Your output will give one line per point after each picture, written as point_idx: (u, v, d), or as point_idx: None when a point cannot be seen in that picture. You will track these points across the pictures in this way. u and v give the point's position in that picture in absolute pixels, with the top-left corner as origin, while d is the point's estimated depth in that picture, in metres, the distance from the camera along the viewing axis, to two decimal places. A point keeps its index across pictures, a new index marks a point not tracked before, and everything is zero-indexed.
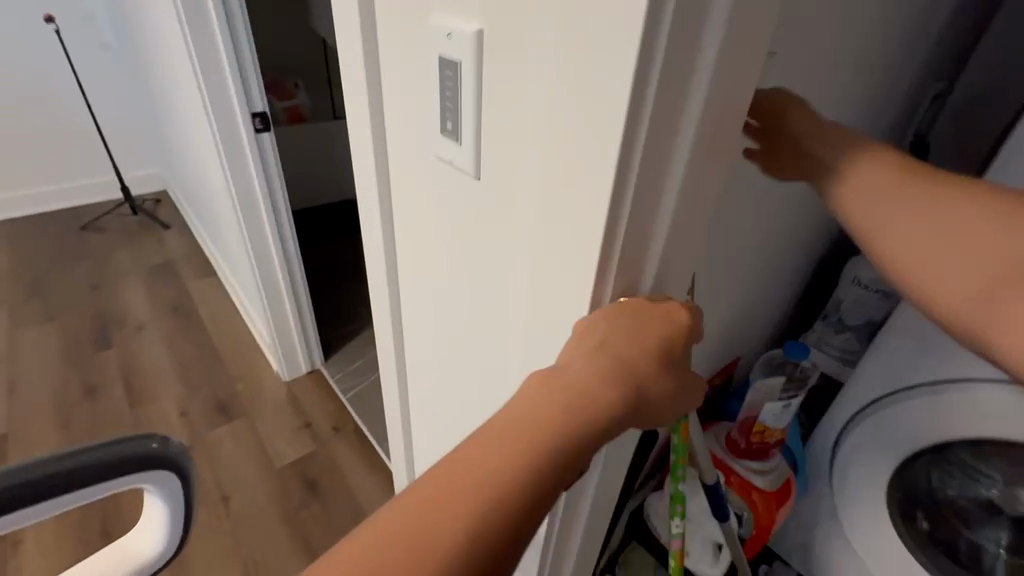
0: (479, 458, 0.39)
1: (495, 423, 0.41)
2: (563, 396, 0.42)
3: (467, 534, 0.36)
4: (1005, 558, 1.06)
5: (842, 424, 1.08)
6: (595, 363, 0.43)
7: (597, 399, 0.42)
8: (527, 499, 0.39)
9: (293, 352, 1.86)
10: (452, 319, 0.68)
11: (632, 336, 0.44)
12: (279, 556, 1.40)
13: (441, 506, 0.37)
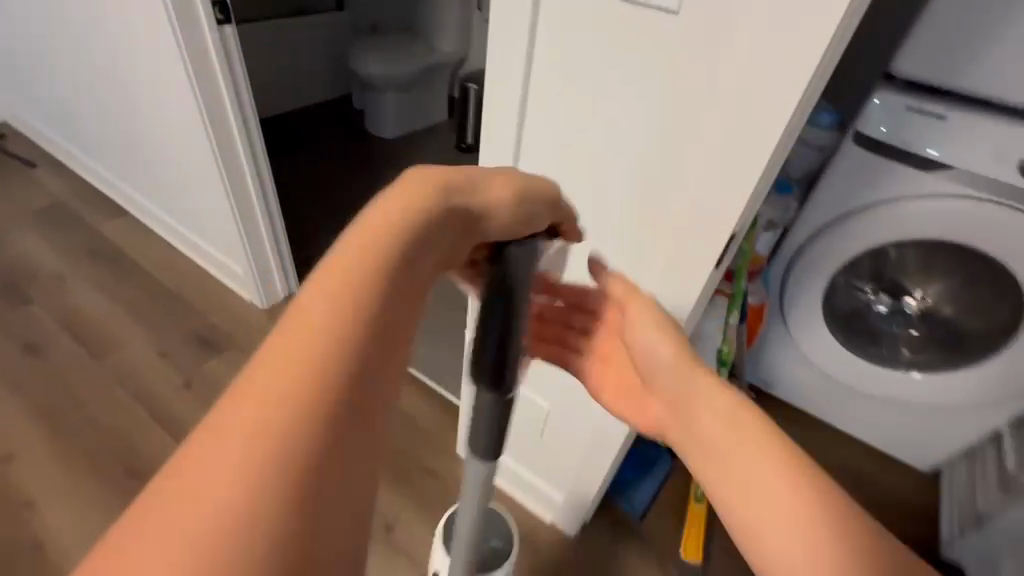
0: (258, 384, 0.31)
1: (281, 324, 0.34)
2: (327, 282, 0.35)
3: (244, 471, 0.28)
4: (901, 334, 1.51)
5: (794, 252, 1.42)
6: (366, 236, 0.38)
7: (399, 259, 0.38)
8: (306, 405, 0.30)
9: (269, 277, 1.78)
10: (598, 159, 0.83)
11: (393, 219, 0.40)
12: None
13: (207, 458, 0.28)
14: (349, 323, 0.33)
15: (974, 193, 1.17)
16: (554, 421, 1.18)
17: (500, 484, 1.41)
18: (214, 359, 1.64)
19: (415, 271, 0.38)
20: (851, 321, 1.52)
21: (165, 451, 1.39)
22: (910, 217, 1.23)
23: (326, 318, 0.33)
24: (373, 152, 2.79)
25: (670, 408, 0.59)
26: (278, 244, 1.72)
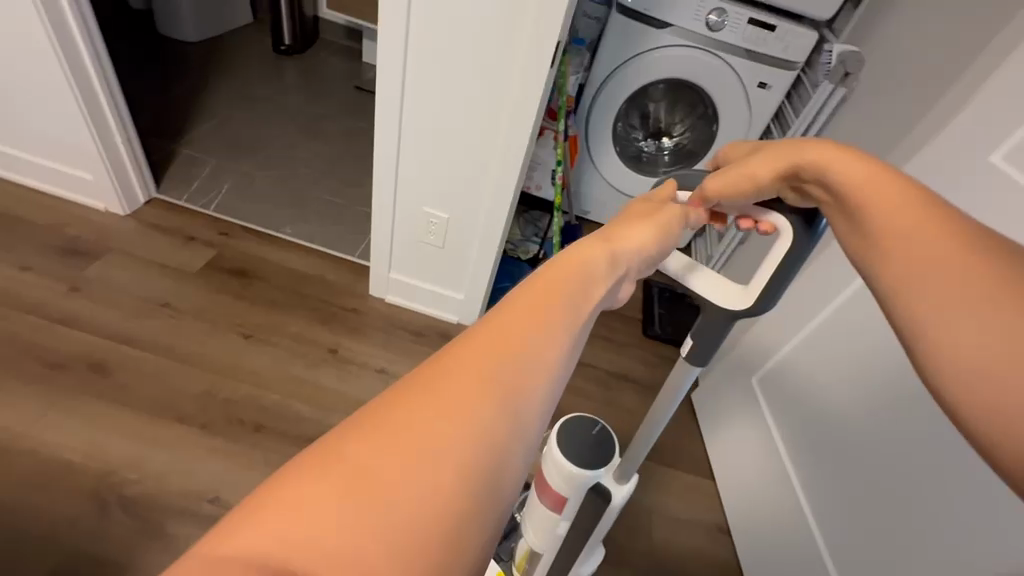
0: (490, 349, 0.43)
1: (518, 298, 0.47)
2: (558, 291, 0.49)
3: (466, 437, 0.38)
4: (665, 153, 2.18)
5: (591, 98, 1.97)
6: (578, 260, 0.53)
7: (574, 292, 0.50)
8: (514, 405, 0.41)
9: (126, 177, 1.73)
10: (463, 13, 1.16)
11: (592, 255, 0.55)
12: (256, 315, 1.63)
13: (450, 394, 0.40)
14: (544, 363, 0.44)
15: (688, 43, 1.82)
16: (451, 230, 1.55)
17: (403, 305, 1.77)
18: (94, 264, 1.61)
19: (577, 308, 0.49)
20: (632, 154, 2.16)
21: (86, 343, 1.43)
22: (657, 65, 1.86)
23: (518, 333, 0.44)
24: (179, 58, 2.57)
25: (866, 201, 0.55)
26: (135, 139, 1.68)
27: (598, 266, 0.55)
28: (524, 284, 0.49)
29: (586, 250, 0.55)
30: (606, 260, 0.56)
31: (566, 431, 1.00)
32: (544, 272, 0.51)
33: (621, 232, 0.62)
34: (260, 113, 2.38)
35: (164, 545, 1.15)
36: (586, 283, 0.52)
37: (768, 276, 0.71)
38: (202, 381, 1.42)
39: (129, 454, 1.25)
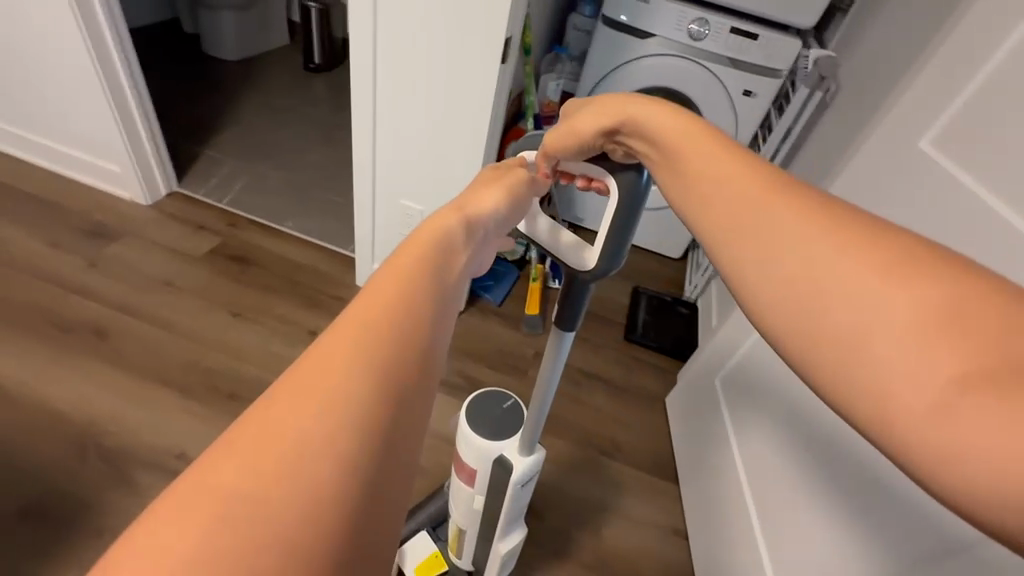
0: (354, 330, 0.40)
1: (379, 275, 0.45)
2: (420, 261, 0.47)
3: (338, 424, 0.36)
4: None
5: None
6: (447, 230, 0.52)
7: (439, 261, 0.49)
8: (394, 381, 0.39)
9: (149, 171, 1.93)
10: (424, 16, 1.27)
11: (453, 217, 0.55)
12: (248, 296, 1.75)
13: (315, 385, 0.37)
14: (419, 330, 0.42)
15: (670, 53, 1.86)
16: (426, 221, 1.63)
17: None
18: (113, 244, 1.80)
19: (444, 278, 0.48)
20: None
21: (94, 311, 1.59)
22: (642, 73, 1.91)
23: (385, 309, 0.41)
24: (217, 74, 2.84)
25: (719, 190, 0.47)
26: (159, 137, 1.89)
27: (464, 236, 0.54)
28: (383, 263, 0.46)
29: (445, 215, 0.55)
30: (465, 228, 0.55)
31: (478, 403, 1.06)
32: (406, 241, 0.49)
33: (479, 199, 0.61)
34: (282, 120, 2.58)
35: (130, 492, 1.25)
36: (451, 247, 0.52)
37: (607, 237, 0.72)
38: (189, 351, 1.55)
39: (113, 409, 1.38)
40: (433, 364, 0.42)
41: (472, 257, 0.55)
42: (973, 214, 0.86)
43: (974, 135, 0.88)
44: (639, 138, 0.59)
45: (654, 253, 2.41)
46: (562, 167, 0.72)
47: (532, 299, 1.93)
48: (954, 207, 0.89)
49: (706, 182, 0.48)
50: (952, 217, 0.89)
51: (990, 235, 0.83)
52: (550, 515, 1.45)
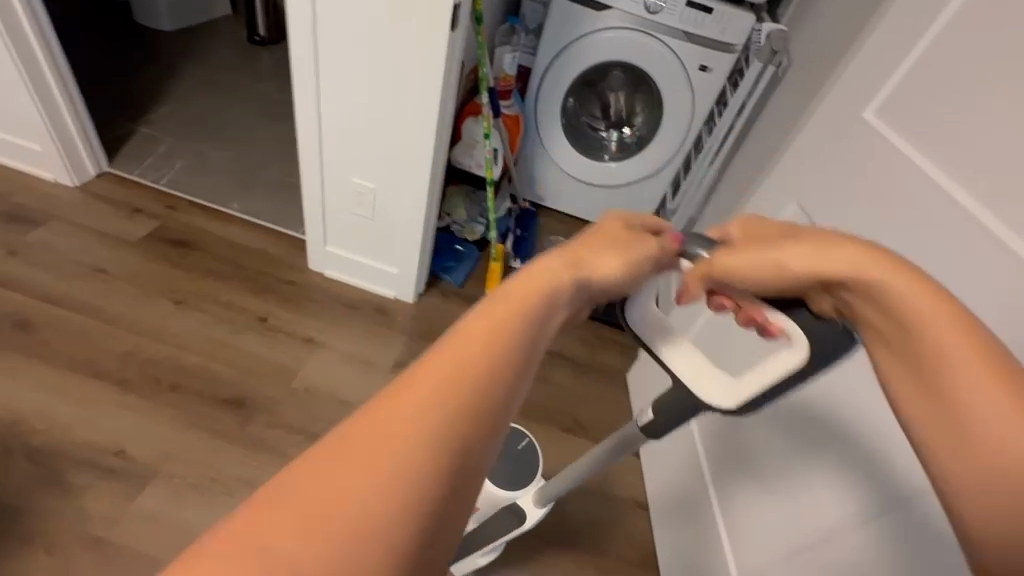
0: (429, 386, 0.37)
1: (469, 322, 0.41)
2: (517, 316, 0.42)
3: (394, 488, 0.34)
4: (614, 136, 2.24)
5: (536, 82, 2.02)
6: (553, 275, 0.46)
7: (538, 318, 0.43)
8: (452, 447, 0.36)
9: (74, 149, 1.78)
10: None
11: (567, 262, 0.48)
12: (190, 282, 1.65)
13: (383, 437, 0.35)
14: (492, 397, 0.39)
15: (626, 26, 1.84)
16: (379, 200, 1.57)
17: (342, 279, 1.79)
18: (35, 230, 1.66)
19: (536, 340, 0.43)
20: (591, 137, 2.24)
21: (17, 301, 1.47)
22: (599, 47, 1.88)
23: (466, 370, 0.38)
24: (150, 45, 2.64)
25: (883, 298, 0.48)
26: (84, 113, 1.74)
27: (567, 292, 0.46)
28: (478, 310, 0.42)
29: (556, 260, 0.48)
30: (572, 284, 0.47)
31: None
32: (508, 288, 0.44)
33: (594, 249, 0.51)
34: (225, 96, 2.42)
35: (64, 493, 1.17)
36: (554, 298, 0.45)
37: (751, 390, 0.58)
38: (127, 343, 1.45)
39: (43, 407, 1.28)
40: (498, 438, 0.39)
41: (577, 307, 0.49)
42: (915, 182, 0.88)
43: (914, 105, 0.90)
44: (867, 302, 0.49)
45: None
46: (724, 292, 0.57)
47: (493, 279, 1.89)
48: (897, 177, 0.91)
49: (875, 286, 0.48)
50: (893, 187, 0.91)
51: (929, 202, 0.85)
52: None
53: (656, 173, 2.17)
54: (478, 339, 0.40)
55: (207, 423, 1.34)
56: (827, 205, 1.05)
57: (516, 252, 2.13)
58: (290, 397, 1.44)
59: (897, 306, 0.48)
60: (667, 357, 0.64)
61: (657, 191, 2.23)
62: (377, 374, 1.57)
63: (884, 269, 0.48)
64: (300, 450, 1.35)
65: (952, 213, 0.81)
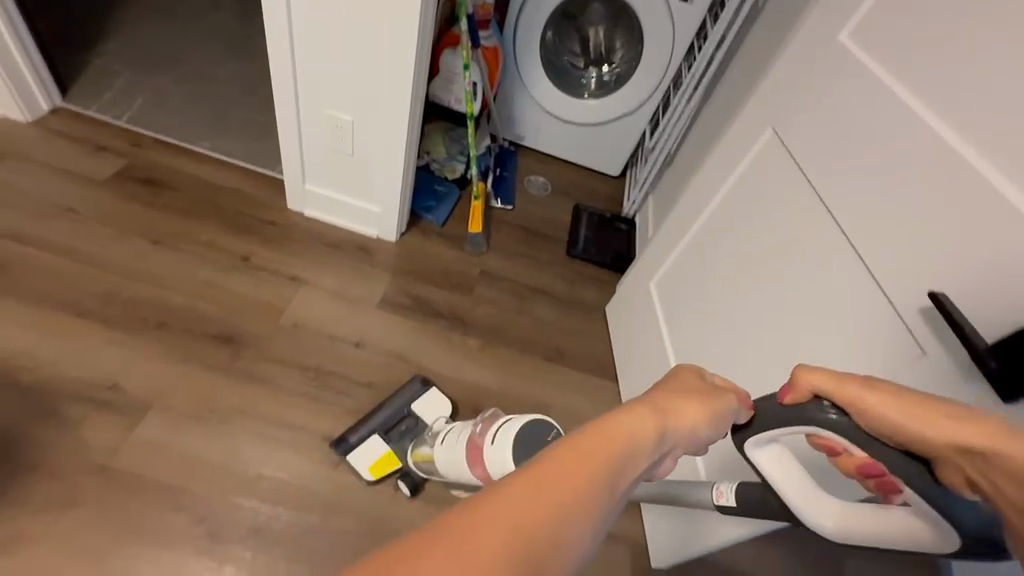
0: (529, 494, 0.45)
1: (569, 447, 0.49)
2: (605, 457, 0.50)
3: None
4: (594, 74, 2.21)
5: (517, 12, 1.96)
6: (639, 430, 0.54)
7: (620, 467, 0.51)
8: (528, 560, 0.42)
9: (23, 81, 1.67)
10: None
11: (649, 416, 0.56)
12: (166, 222, 1.62)
13: (487, 528, 0.42)
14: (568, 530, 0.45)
15: None
16: (359, 136, 1.54)
17: (322, 219, 1.77)
18: None
19: (613, 487, 0.49)
20: (571, 73, 2.21)
21: None
22: None
23: (560, 490, 0.46)
24: None
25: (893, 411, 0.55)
26: (32, 40, 1.62)
27: (648, 442, 0.54)
28: (576, 438, 0.51)
29: (642, 414, 0.56)
30: (655, 435, 0.55)
31: (521, 430, 0.96)
32: (603, 426, 0.52)
33: (680, 401, 0.61)
34: (182, 27, 2.26)
35: (58, 424, 1.18)
36: (633, 452, 0.52)
37: (875, 536, 0.60)
38: (106, 283, 1.43)
39: (26, 346, 1.28)
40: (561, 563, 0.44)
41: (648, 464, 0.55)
42: (883, 102, 0.92)
43: (888, 26, 0.93)
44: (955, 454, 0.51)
45: (595, 171, 2.42)
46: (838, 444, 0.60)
47: (474, 217, 1.90)
48: (869, 97, 0.95)
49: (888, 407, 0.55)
50: (864, 111, 0.95)
51: (895, 121, 0.89)
52: None
53: (634, 111, 2.17)
54: (574, 465, 0.48)
55: (196, 358, 1.36)
56: (801, 130, 1.09)
57: (496, 191, 2.14)
58: (278, 332, 1.47)
59: (909, 417, 0.54)
60: (778, 478, 0.69)
61: (635, 130, 2.24)
62: (363, 310, 1.60)
63: (899, 396, 0.55)
64: (292, 381, 1.38)
65: (914, 128, 0.86)
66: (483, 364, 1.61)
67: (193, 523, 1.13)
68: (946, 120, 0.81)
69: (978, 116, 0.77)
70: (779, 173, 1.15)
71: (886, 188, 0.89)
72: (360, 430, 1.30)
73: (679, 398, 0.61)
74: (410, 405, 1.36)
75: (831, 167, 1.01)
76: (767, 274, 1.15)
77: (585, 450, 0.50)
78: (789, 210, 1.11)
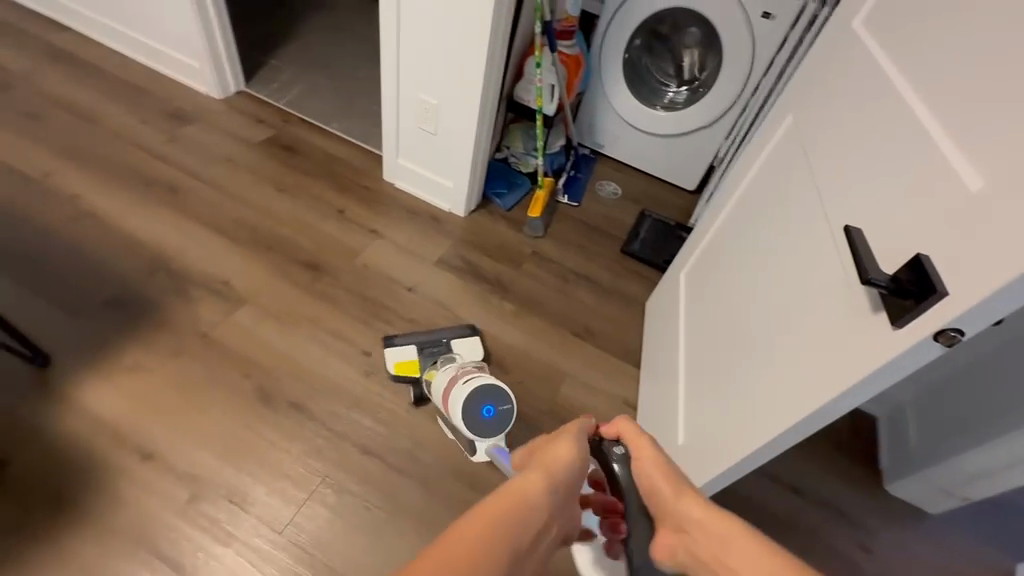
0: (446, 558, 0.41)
1: (476, 510, 0.47)
2: (512, 514, 0.48)
3: None
4: (677, 92, 2.32)
5: (603, 30, 2.17)
6: (539, 484, 0.54)
7: (532, 516, 0.50)
8: None
9: (221, 68, 2.25)
10: None
11: (542, 472, 0.56)
12: (292, 177, 2.06)
13: None
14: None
15: None
16: (443, 119, 1.84)
17: (407, 191, 2.10)
18: (189, 126, 2.15)
19: (529, 536, 0.48)
20: (654, 86, 2.34)
21: (171, 173, 1.94)
22: None
23: (474, 549, 0.43)
24: None
25: (647, 470, 0.70)
26: (233, 45, 2.21)
27: (548, 499, 0.53)
28: (484, 502, 0.48)
29: (534, 471, 0.56)
30: (547, 485, 0.54)
31: (491, 386, 1.26)
32: (502, 491, 0.51)
33: (552, 449, 0.62)
34: (339, 40, 2.83)
35: (186, 299, 1.58)
36: (537, 503, 0.51)
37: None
38: (240, 213, 1.87)
39: (179, 245, 1.72)
40: None
41: (558, 515, 0.54)
42: (872, 77, 0.94)
43: (890, 8, 0.95)
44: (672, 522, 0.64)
45: (668, 184, 2.49)
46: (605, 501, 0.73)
47: (536, 204, 2.09)
48: (864, 77, 0.97)
49: (652, 472, 0.69)
50: (859, 86, 0.97)
51: (878, 94, 0.91)
52: (516, 372, 1.65)
53: (710, 125, 2.23)
54: (484, 523, 0.45)
55: (286, 275, 1.72)
56: (809, 117, 1.12)
57: (565, 189, 2.30)
58: (350, 268, 1.78)
59: (654, 482, 0.68)
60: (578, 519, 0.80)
61: (711, 143, 2.28)
62: (423, 264, 1.87)
63: (654, 463, 0.70)
64: (351, 306, 1.68)
65: (890, 97, 0.87)
66: (514, 327, 1.77)
67: (254, 388, 1.43)
68: (912, 84, 0.83)
69: (935, 77, 0.79)
70: (790, 158, 1.17)
71: (861, 157, 0.91)
72: (406, 338, 1.55)
73: (551, 448, 0.63)
74: (450, 339, 1.58)
75: (824, 144, 1.03)
76: (763, 253, 1.18)
77: (484, 514, 0.47)
78: (790, 192, 1.14)
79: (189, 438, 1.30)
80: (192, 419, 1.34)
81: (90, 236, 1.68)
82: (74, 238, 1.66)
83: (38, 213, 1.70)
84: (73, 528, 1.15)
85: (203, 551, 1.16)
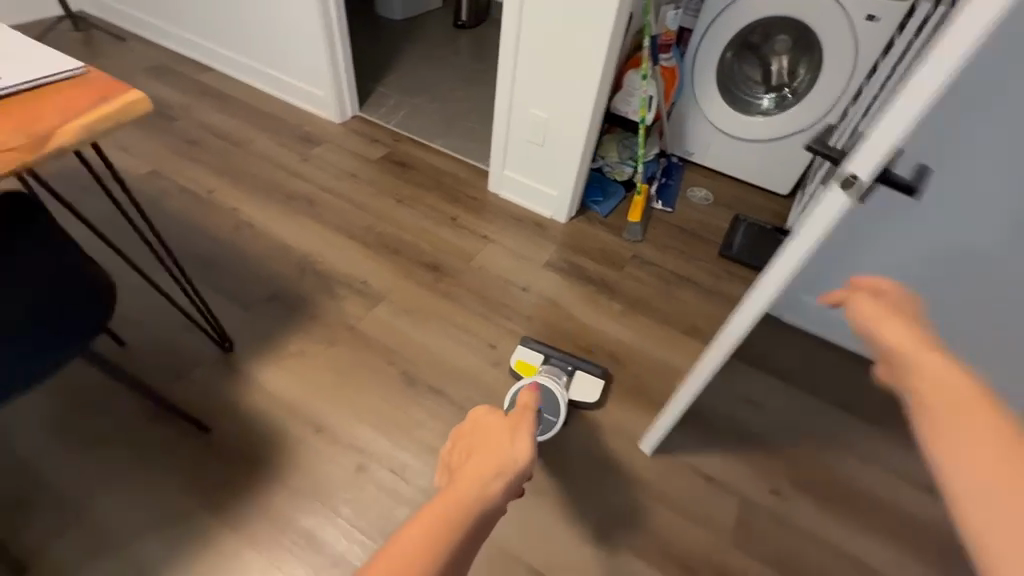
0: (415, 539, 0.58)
1: (438, 501, 0.64)
2: (475, 495, 0.67)
3: None
4: (767, 98, 2.35)
5: (696, 42, 2.26)
6: (491, 462, 0.74)
7: (490, 490, 0.69)
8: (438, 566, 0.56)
9: (343, 95, 2.52)
10: None
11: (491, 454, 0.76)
12: (409, 190, 2.26)
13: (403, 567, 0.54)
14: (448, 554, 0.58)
15: None
16: (552, 132, 1.99)
17: (510, 199, 2.25)
18: (318, 147, 2.41)
19: (486, 506, 0.67)
20: (743, 94, 2.39)
21: (308, 188, 2.19)
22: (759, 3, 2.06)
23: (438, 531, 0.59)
24: (382, 30, 3.40)
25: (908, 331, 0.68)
26: (353, 75, 2.48)
27: (501, 474, 0.72)
28: (443, 493, 0.66)
29: (481, 460, 0.75)
30: (501, 469, 0.73)
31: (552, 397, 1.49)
32: (457, 483, 0.69)
33: (499, 434, 0.81)
34: (435, 66, 3.07)
35: (334, 296, 1.77)
36: (490, 481, 0.70)
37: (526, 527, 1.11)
38: (368, 221, 2.08)
39: (321, 249, 1.93)
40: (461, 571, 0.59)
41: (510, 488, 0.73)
42: None
43: None
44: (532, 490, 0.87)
45: (760, 188, 2.51)
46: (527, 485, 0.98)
47: (635, 209, 2.18)
48: None
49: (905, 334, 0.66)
50: None
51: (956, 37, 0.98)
52: (631, 366, 1.72)
53: (805, 129, 2.26)
54: (442, 511, 0.63)
55: (414, 276, 1.89)
56: None
57: (658, 195, 2.38)
58: (468, 270, 1.94)
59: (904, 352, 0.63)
60: None
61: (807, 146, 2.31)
62: (532, 266, 2.00)
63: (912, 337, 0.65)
64: (473, 303, 1.82)
65: None
66: (623, 324, 1.85)
67: (400, 374, 1.59)
68: None
69: None
70: None
71: None
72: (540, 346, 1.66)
73: (499, 435, 0.81)
74: (576, 370, 1.62)
75: None
76: None
77: (453, 505, 0.64)
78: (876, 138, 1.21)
79: (352, 416, 1.47)
80: (351, 398, 1.51)
81: (250, 241, 1.92)
82: (238, 243, 1.92)
83: (208, 223, 1.97)
84: (266, 487, 1.32)
85: (373, 513, 1.31)
